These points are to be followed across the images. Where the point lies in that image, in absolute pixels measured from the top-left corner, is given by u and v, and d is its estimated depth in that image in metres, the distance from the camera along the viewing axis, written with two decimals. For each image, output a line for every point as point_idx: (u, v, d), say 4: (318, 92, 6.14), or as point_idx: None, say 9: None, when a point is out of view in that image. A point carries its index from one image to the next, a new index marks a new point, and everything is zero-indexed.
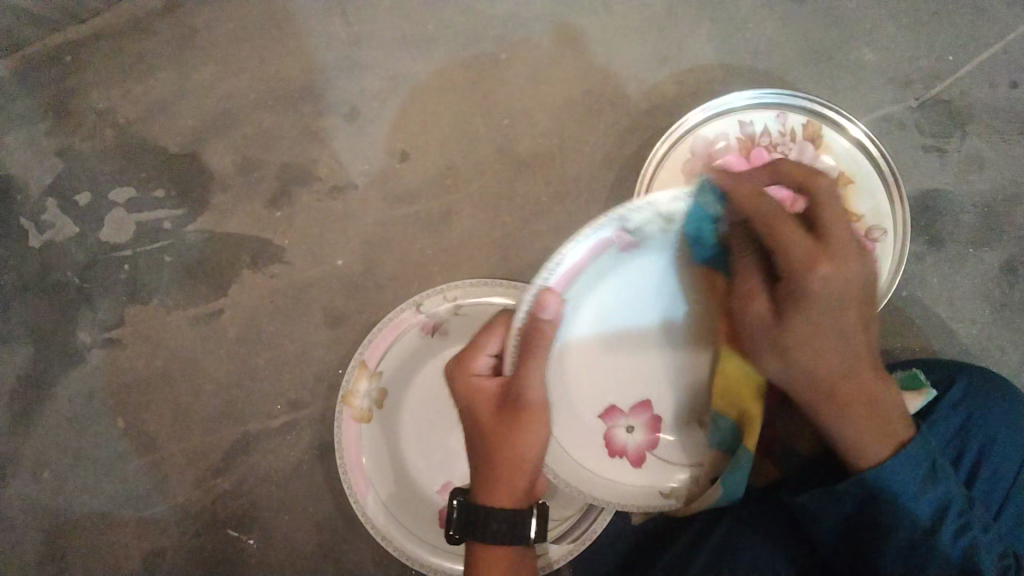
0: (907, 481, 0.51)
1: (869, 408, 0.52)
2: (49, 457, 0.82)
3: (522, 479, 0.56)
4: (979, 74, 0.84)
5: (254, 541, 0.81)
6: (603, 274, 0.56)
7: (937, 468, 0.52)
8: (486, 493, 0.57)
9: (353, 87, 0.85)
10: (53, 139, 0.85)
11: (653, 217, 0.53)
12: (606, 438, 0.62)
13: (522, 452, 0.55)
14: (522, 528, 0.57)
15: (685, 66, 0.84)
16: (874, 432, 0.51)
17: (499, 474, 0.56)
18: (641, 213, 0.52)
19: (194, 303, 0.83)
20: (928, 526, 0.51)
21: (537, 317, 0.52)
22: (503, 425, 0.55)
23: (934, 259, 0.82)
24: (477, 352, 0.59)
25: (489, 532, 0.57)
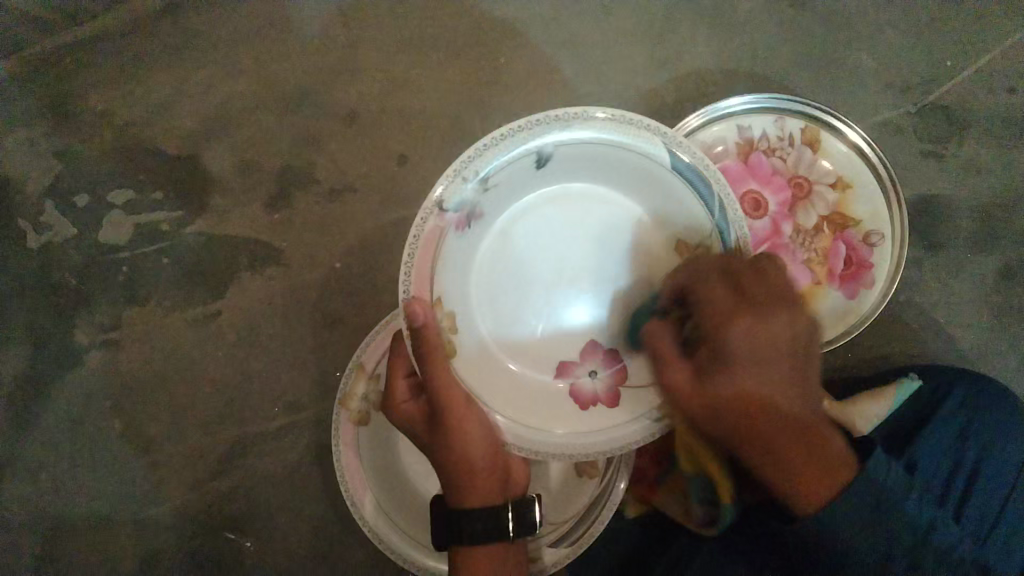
0: (857, 523, 0.51)
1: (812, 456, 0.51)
2: (46, 459, 0.82)
3: (485, 476, 0.58)
4: (978, 79, 0.84)
5: (252, 543, 0.81)
6: (462, 251, 0.55)
7: (886, 502, 0.51)
8: (456, 496, 0.59)
9: (351, 90, 0.85)
10: (51, 140, 0.85)
11: (465, 185, 0.52)
12: (570, 393, 0.58)
13: (468, 456, 0.57)
14: (500, 524, 0.59)
15: (683, 70, 0.84)
16: (815, 477, 0.51)
17: (460, 478, 0.58)
18: (452, 189, 0.52)
19: (192, 305, 0.83)
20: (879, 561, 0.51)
21: (412, 328, 0.51)
22: (440, 436, 0.57)
23: (931, 264, 0.82)
24: (396, 379, 0.62)
25: (470, 536, 0.58)
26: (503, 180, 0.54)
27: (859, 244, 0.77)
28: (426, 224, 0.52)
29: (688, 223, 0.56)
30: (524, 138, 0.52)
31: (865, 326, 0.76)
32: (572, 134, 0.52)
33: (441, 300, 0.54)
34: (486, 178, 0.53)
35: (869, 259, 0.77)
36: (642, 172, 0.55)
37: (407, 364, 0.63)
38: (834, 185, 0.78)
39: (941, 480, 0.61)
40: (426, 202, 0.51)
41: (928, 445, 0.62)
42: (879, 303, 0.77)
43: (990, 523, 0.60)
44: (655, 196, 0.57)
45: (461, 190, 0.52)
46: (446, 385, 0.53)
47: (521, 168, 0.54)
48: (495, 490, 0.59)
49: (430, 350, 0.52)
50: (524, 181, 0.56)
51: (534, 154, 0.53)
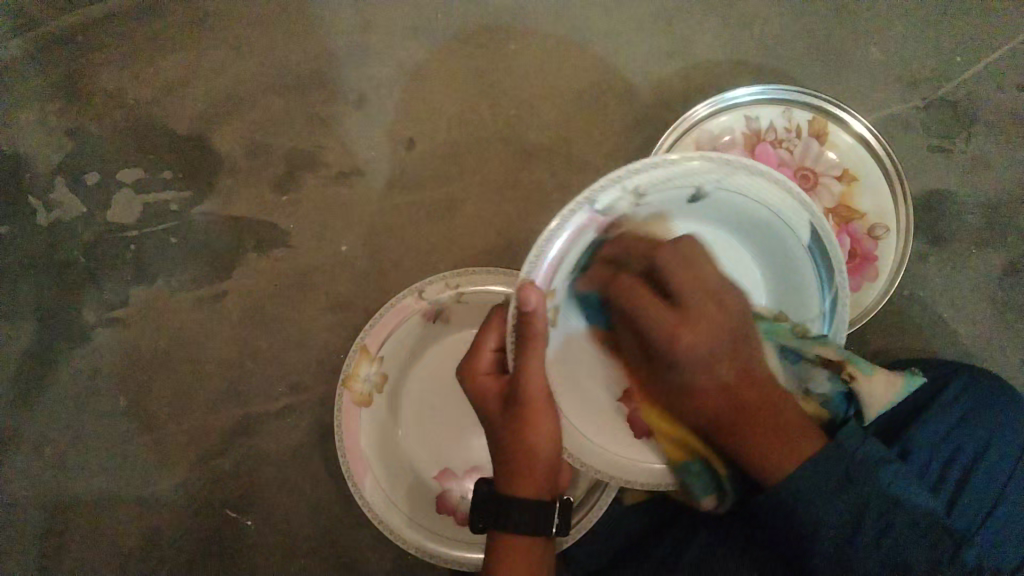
0: (824, 487, 0.50)
1: (774, 430, 0.51)
2: (51, 434, 0.83)
3: (540, 472, 0.56)
4: (987, 74, 0.84)
5: (252, 522, 0.81)
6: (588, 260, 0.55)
7: (858, 471, 0.51)
8: (509, 483, 0.57)
9: (361, 75, 0.85)
10: (63, 118, 0.86)
11: (621, 196, 0.51)
12: (628, 420, 0.58)
13: (533, 444, 0.55)
14: (544, 519, 0.57)
15: (693, 61, 0.84)
16: (783, 451, 0.51)
17: (519, 464, 0.56)
18: (608, 193, 0.50)
19: (198, 285, 0.84)
20: (851, 530, 0.50)
21: (521, 311, 0.50)
22: (510, 418, 0.55)
23: (936, 258, 0.82)
24: (482, 350, 0.62)
25: (512, 523, 0.56)
26: (653, 202, 0.53)
27: (863, 236, 0.78)
28: (573, 218, 0.51)
29: (799, 298, 0.59)
30: (693, 170, 0.51)
31: (867, 319, 0.76)
32: (738, 179, 0.52)
33: (552, 292, 0.53)
34: (641, 193, 0.52)
35: (873, 252, 0.77)
36: (779, 238, 0.56)
37: (499, 340, 0.63)
38: (839, 178, 0.78)
39: (936, 470, 0.61)
40: (581, 195, 0.50)
41: (920, 439, 0.62)
42: (881, 296, 0.76)
43: (985, 514, 0.60)
44: (778, 262, 0.59)
45: (616, 196, 0.51)
46: (535, 368, 0.53)
47: (675, 195, 0.53)
48: (546, 484, 0.57)
49: (531, 336, 0.51)
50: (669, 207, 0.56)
51: (693, 186, 0.53)
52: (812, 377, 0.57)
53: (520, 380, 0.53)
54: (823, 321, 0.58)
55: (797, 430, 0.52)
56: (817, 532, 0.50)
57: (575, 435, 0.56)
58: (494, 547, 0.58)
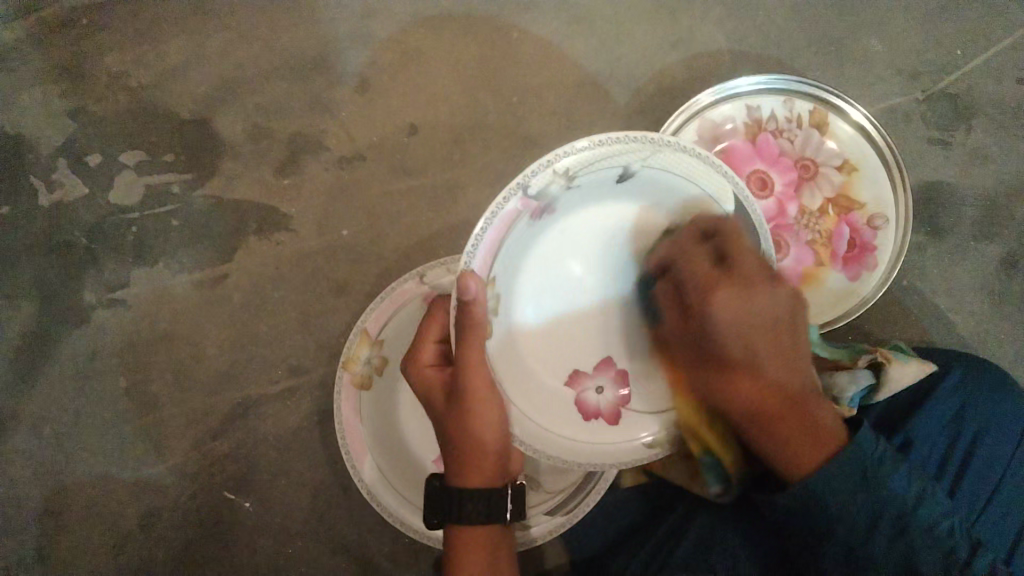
0: (844, 496, 0.52)
1: (799, 426, 0.53)
2: (50, 414, 0.83)
3: (488, 461, 0.58)
4: (987, 68, 0.85)
5: (250, 504, 0.82)
6: (525, 243, 0.55)
7: (875, 474, 0.53)
8: (460, 473, 0.59)
9: (365, 60, 0.85)
10: (65, 100, 0.86)
11: (551, 179, 0.52)
12: (577, 404, 0.59)
13: (481, 433, 0.56)
14: (497, 510, 0.59)
15: (695, 50, 0.85)
16: (809, 444, 0.53)
17: (468, 454, 0.58)
18: (540, 177, 0.51)
19: (199, 267, 0.84)
20: (863, 536, 0.53)
21: (460, 299, 0.52)
22: (457, 409, 0.57)
23: (934, 250, 0.82)
24: (426, 342, 0.64)
25: (465, 514, 0.59)
26: (586, 183, 0.54)
27: (862, 227, 0.78)
28: (506, 205, 0.51)
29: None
30: (620, 150, 0.52)
31: (866, 307, 0.77)
32: (665, 158, 0.53)
33: (493, 281, 0.54)
34: (572, 175, 0.52)
35: (872, 242, 0.78)
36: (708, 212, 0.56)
37: (441, 333, 0.65)
38: (840, 168, 0.79)
39: (934, 461, 0.62)
40: (514, 180, 0.51)
41: (923, 424, 0.62)
42: (880, 285, 0.77)
43: (982, 503, 0.60)
44: None
45: (548, 180, 0.52)
46: (476, 361, 0.54)
47: (605, 176, 0.53)
48: (493, 470, 0.59)
49: (473, 326, 0.53)
50: (603, 190, 0.55)
51: (620, 166, 0.53)
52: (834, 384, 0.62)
53: (466, 374, 0.54)
54: None
55: (821, 428, 0.53)
56: (831, 537, 0.53)
57: (530, 424, 0.56)
58: (451, 544, 0.60)
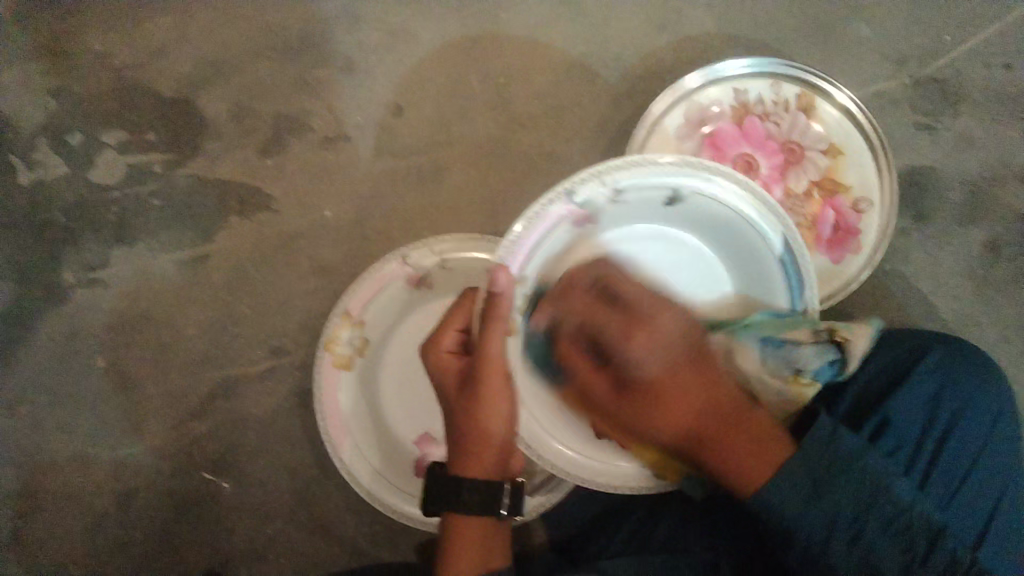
0: (796, 500, 0.48)
1: (745, 441, 0.50)
2: (27, 394, 0.82)
3: (491, 452, 0.55)
4: (974, 54, 0.84)
5: (229, 486, 0.81)
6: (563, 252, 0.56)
7: (824, 478, 0.48)
8: (462, 463, 0.56)
9: (350, 40, 0.85)
10: (47, 77, 0.85)
11: (599, 189, 0.52)
12: None
13: (489, 425, 0.54)
14: (496, 503, 0.56)
15: (683, 34, 0.84)
16: (755, 457, 0.49)
17: (472, 443, 0.55)
18: (588, 186, 0.52)
19: (180, 247, 0.83)
20: (822, 540, 0.48)
21: (492, 292, 0.51)
22: (467, 397, 0.54)
23: (919, 235, 0.82)
24: (448, 327, 0.60)
25: (460, 502, 0.55)
26: (632, 200, 0.55)
27: (848, 210, 0.78)
28: (551, 209, 0.52)
29: (767, 291, 0.59)
30: (671, 173, 0.53)
31: (851, 290, 0.76)
32: (714, 185, 0.54)
33: (525, 279, 0.53)
34: (620, 191, 0.53)
35: (857, 226, 0.78)
36: (750, 245, 0.57)
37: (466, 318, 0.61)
38: (826, 152, 0.78)
39: (910, 445, 0.61)
40: (562, 184, 0.51)
41: (900, 404, 0.62)
42: (864, 268, 0.77)
43: (955, 488, 0.60)
44: (749, 266, 0.59)
45: (595, 191, 0.52)
46: (495, 352, 0.52)
47: (652, 196, 0.55)
48: (496, 463, 0.56)
49: (498, 317, 0.51)
50: (648, 206, 0.57)
51: (669, 187, 0.54)
52: (801, 357, 0.55)
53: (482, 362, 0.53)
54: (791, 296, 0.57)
55: (772, 441, 0.50)
56: (789, 543, 0.49)
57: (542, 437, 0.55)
58: (447, 532, 0.56)
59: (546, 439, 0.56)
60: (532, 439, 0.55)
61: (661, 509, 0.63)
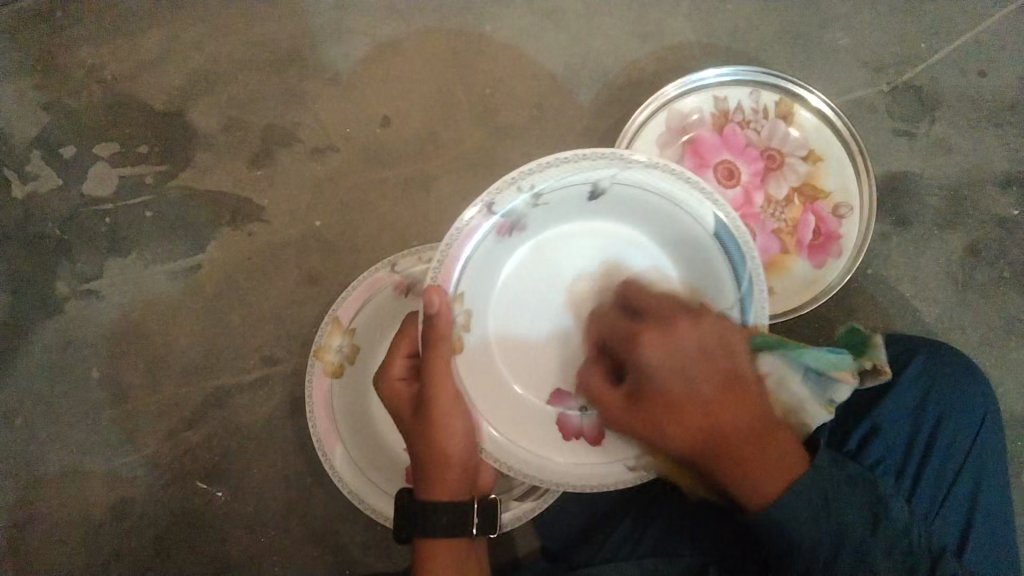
0: (806, 520, 0.50)
1: (761, 454, 0.49)
2: (23, 404, 0.83)
3: (453, 471, 0.57)
4: (950, 61, 0.86)
5: (223, 494, 0.82)
6: (495, 257, 0.57)
7: (832, 496, 0.51)
8: (426, 486, 0.58)
9: (338, 53, 0.86)
10: (40, 92, 0.86)
11: (518, 195, 0.53)
12: (558, 424, 0.58)
13: (446, 447, 0.56)
14: (463, 521, 0.58)
15: (664, 44, 0.86)
16: (767, 470, 0.49)
17: (432, 466, 0.57)
18: (506, 195, 0.53)
19: (172, 258, 0.85)
20: (828, 556, 0.51)
21: (426, 313, 0.52)
22: (421, 421, 0.56)
23: (899, 239, 0.84)
24: (394, 358, 0.64)
25: (429, 525, 0.58)
26: (555, 200, 0.55)
27: (828, 215, 0.79)
28: (471, 222, 0.53)
29: (715, 286, 0.57)
30: (584, 168, 0.53)
31: (832, 294, 0.77)
32: (633, 174, 0.54)
33: (462, 297, 0.55)
34: (540, 194, 0.54)
35: (837, 230, 0.79)
36: (687, 234, 0.57)
37: (411, 347, 0.64)
38: (805, 158, 0.80)
39: (897, 454, 0.63)
40: (479, 197, 0.53)
41: (885, 415, 0.64)
42: (845, 272, 0.78)
43: (943, 494, 0.62)
44: (694, 259, 0.58)
45: (514, 198, 0.53)
46: (441, 376, 0.54)
47: (573, 193, 0.55)
48: (461, 483, 0.58)
49: (440, 338, 0.53)
50: (575, 206, 0.57)
51: (588, 182, 0.54)
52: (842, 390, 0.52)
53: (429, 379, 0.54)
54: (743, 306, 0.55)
55: (784, 458, 0.50)
56: (794, 557, 0.51)
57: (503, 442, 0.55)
58: (422, 554, 0.59)
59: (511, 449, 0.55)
60: (497, 451, 0.54)
61: (647, 515, 0.65)
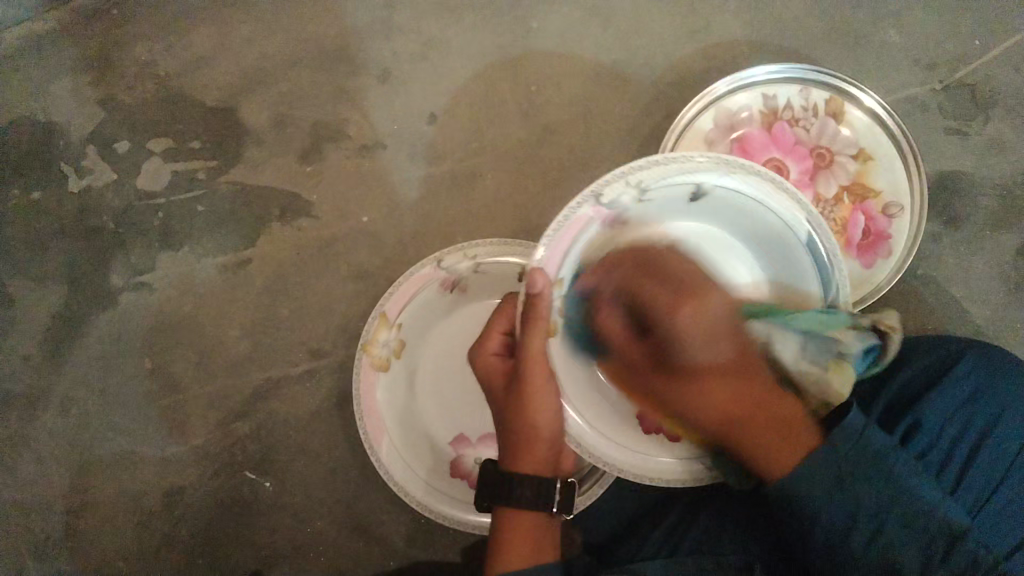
0: (820, 495, 0.51)
1: (769, 421, 0.52)
2: (78, 393, 0.85)
3: (542, 449, 0.58)
4: (1005, 58, 0.85)
5: (270, 484, 0.83)
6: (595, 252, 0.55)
7: (847, 475, 0.51)
8: (514, 458, 0.59)
9: (385, 50, 0.87)
10: (96, 89, 0.88)
11: (624, 189, 0.51)
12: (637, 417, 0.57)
13: (535, 423, 0.56)
14: (545, 496, 0.59)
15: (713, 40, 0.86)
16: (786, 440, 0.52)
17: (520, 440, 0.58)
18: (613, 187, 0.51)
19: (223, 252, 0.86)
20: (842, 529, 0.51)
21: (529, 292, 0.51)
22: (513, 398, 0.57)
23: (950, 239, 0.83)
24: (492, 332, 0.63)
25: (512, 497, 0.58)
26: (658, 198, 0.53)
27: (877, 215, 0.78)
28: (576, 212, 0.51)
29: (797, 284, 0.56)
30: (691, 169, 0.51)
31: (882, 294, 0.77)
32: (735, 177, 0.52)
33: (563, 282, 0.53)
34: (644, 190, 0.52)
35: (887, 230, 0.78)
36: (774, 233, 0.55)
37: (510, 323, 0.64)
38: (855, 157, 0.79)
39: (941, 451, 0.61)
40: (587, 188, 0.51)
41: (933, 412, 0.62)
42: (894, 273, 0.78)
43: (986, 497, 0.60)
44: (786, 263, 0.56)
45: (621, 191, 0.51)
46: (536, 351, 0.54)
47: (675, 192, 0.53)
48: (547, 460, 0.59)
49: (537, 317, 0.52)
50: (674, 206, 0.55)
51: (690, 183, 0.52)
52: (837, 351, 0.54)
53: (525, 366, 0.54)
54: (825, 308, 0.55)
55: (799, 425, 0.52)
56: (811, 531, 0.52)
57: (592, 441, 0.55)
58: (501, 526, 0.59)
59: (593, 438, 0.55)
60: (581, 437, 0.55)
61: (694, 513, 0.64)
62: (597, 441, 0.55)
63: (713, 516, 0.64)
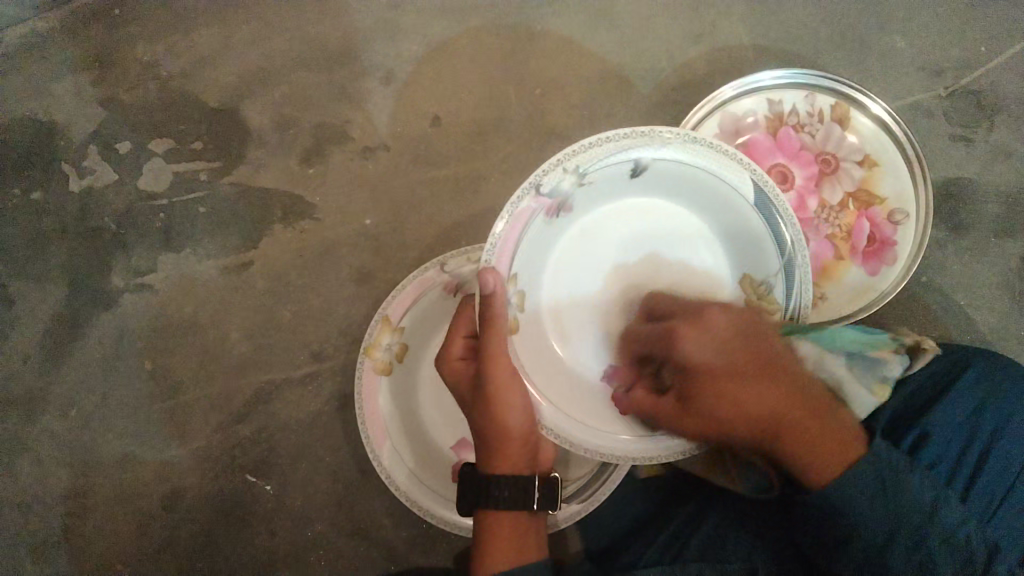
0: (863, 505, 0.53)
1: (804, 429, 0.54)
2: (79, 395, 0.84)
3: (516, 448, 0.58)
4: (1010, 64, 0.85)
5: (271, 488, 0.83)
6: (543, 239, 0.57)
7: (887, 485, 0.53)
8: (489, 461, 0.59)
9: (388, 53, 0.87)
10: (97, 89, 0.88)
11: (563, 175, 0.53)
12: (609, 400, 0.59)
13: (506, 424, 0.57)
14: (526, 496, 0.59)
15: (718, 44, 0.85)
16: (827, 446, 0.54)
17: (495, 441, 0.58)
18: (551, 176, 0.53)
19: (224, 254, 0.86)
20: (881, 543, 0.53)
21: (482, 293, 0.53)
22: (483, 401, 0.57)
23: (955, 246, 0.82)
24: (455, 336, 0.64)
25: (491, 499, 0.58)
26: (599, 179, 0.56)
27: (882, 221, 0.78)
28: (519, 204, 0.53)
29: (760, 260, 0.58)
30: (628, 147, 0.54)
31: (886, 301, 0.76)
32: (672, 151, 0.54)
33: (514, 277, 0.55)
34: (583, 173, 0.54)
35: (892, 237, 0.78)
36: (723, 200, 0.57)
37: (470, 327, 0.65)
38: (861, 163, 0.79)
39: (949, 462, 0.61)
40: (527, 178, 0.53)
41: (938, 424, 0.62)
42: (898, 282, 0.77)
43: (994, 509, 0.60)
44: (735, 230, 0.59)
45: (559, 179, 0.53)
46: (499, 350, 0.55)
47: (617, 171, 0.56)
48: (522, 461, 0.59)
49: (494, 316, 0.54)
50: (618, 183, 0.57)
51: (630, 161, 0.55)
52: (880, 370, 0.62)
53: (488, 364, 0.55)
54: (784, 279, 0.57)
55: (835, 436, 0.54)
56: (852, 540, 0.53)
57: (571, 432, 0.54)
58: (482, 530, 0.59)
59: (571, 424, 0.55)
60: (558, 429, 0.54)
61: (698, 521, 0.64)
62: (577, 433, 0.54)
63: (717, 525, 0.63)
